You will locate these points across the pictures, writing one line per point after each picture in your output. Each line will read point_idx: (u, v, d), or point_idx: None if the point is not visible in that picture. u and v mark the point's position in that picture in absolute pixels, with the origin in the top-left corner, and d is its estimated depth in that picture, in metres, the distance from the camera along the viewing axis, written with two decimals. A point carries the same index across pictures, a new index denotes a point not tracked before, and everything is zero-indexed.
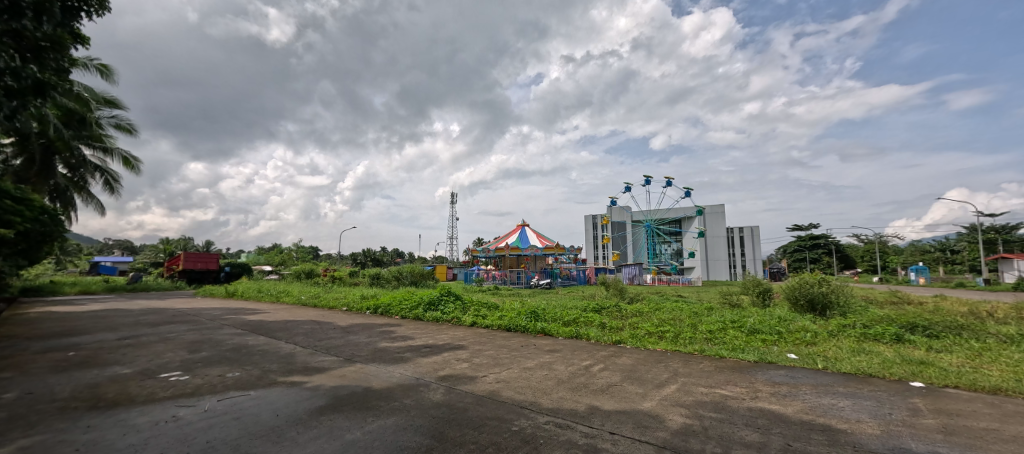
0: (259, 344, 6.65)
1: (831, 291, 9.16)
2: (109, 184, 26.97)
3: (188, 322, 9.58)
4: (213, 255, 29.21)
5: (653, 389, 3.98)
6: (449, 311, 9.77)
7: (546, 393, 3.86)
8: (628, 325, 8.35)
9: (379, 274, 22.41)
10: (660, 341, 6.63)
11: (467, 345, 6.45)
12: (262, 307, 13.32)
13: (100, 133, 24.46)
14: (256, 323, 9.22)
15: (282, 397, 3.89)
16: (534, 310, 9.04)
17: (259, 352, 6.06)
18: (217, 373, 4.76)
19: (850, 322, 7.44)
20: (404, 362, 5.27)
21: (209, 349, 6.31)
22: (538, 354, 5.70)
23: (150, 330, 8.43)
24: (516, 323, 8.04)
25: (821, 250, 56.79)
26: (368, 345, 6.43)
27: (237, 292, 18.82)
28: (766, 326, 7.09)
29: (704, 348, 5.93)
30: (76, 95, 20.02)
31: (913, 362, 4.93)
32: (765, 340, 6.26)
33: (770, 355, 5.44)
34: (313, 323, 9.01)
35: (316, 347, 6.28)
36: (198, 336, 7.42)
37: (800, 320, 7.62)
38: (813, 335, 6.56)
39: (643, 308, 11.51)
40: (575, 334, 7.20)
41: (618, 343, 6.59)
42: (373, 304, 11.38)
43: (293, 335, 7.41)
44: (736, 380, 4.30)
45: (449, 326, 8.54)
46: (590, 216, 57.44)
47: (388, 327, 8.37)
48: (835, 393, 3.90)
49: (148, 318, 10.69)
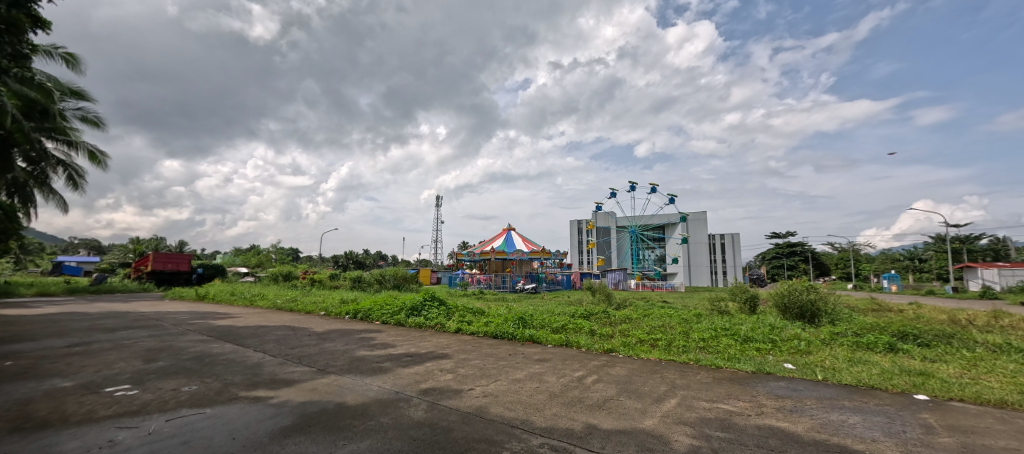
0: (224, 352, 6.18)
1: (819, 298, 9.11)
2: (73, 180, 25.59)
3: (150, 327, 8.97)
4: (185, 256, 28.01)
5: (652, 404, 3.69)
6: (433, 316, 9.35)
7: (539, 410, 3.54)
8: (618, 333, 8.09)
9: (360, 278, 21.71)
10: (652, 350, 6.39)
11: (451, 353, 6.08)
12: (233, 311, 12.63)
13: (64, 125, 23.15)
14: (225, 328, 8.65)
15: (242, 417, 3.48)
16: (521, 316, 8.71)
17: (224, 361, 5.59)
18: (171, 387, 4.30)
19: (841, 330, 7.33)
20: (382, 373, 4.89)
21: (168, 357, 5.82)
22: (527, 364, 5.38)
23: (104, 336, 7.81)
24: (503, 330, 7.70)
25: (798, 257, 58.08)
26: (345, 353, 6.00)
27: (208, 295, 17.92)
28: (758, 334, 6.91)
29: (699, 358, 5.69)
30: (38, 85, 18.91)
31: (912, 373, 4.76)
32: (760, 349, 6.05)
33: (767, 365, 5.22)
34: (287, 329, 8.50)
35: (287, 356, 5.83)
36: (158, 344, 6.86)
37: (791, 328, 7.48)
38: (806, 343, 6.41)
39: (631, 314, 11.32)
40: (565, 341, 6.91)
41: (609, 352, 6.31)
42: (353, 308, 10.87)
43: (264, 342, 6.92)
44: (738, 393, 4.04)
45: (433, 333, 8.14)
46: (575, 222, 57.56)
47: (368, 333, 7.92)
48: (842, 407, 3.67)
49: (106, 322, 9.96)
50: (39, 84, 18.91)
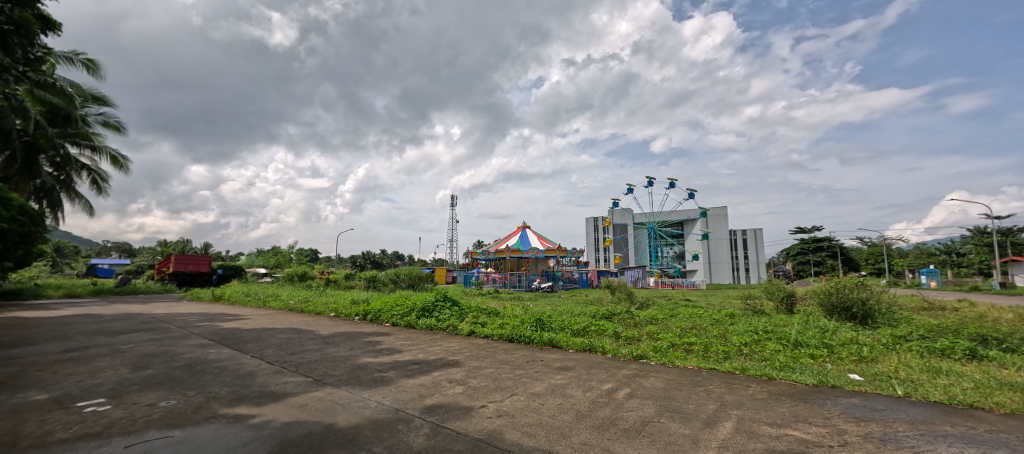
0: (220, 359, 5.73)
1: (870, 296, 8.22)
2: (98, 184, 26.17)
3: (155, 330, 8.66)
4: (205, 258, 28.36)
5: (704, 430, 3.01)
6: (444, 318, 8.81)
7: (565, 436, 2.91)
8: (646, 335, 7.38)
9: (374, 277, 21.36)
10: (689, 356, 5.68)
11: (463, 361, 5.49)
12: (245, 312, 12.38)
13: (87, 131, 23.50)
14: (229, 331, 8.26)
15: (213, 442, 2.93)
16: (538, 317, 8.06)
17: (216, 369, 5.13)
18: (147, 402, 3.81)
19: (904, 333, 6.49)
20: (383, 385, 4.31)
21: (158, 365, 5.39)
22: (547, 374, 4.74)
23: (106, 340, 7.51)
24: (519, 333, 7.09)
25: (824, 253, 55.90)
26: (346, 361, 5.47)
27: (223, 296, 17.85)
28: (810, 338, 6.11)
29: (745, 365, 5.00)
30: (59, 90, 19.14)
31: (1015, 387, 3.98)
32: (815, 356, 5.31)
33: (830, 377, 4.50)
34: (292, 332, 8.05)
35: (285, 363, 5.35)
36: (155, 349, 6.47)
37: (844, 330, 6.67)
38: (868, 349, 5.63)
39: (656, 314, 10.53)
40: (588, 346, 6.26)
41: (639, 359, 5.62)
42: (362, 309, 10.42)
43: (264, 347, 6.46)
44: (806, 415, 3.38)
45: (444, 336, 7.57)
46: (590, 219, 56.20)
47: (375, 337, 7.40)
48: (947, 436, 2.95)
49: (114, 324, 9.73)
50: (60, 88, 19.12)
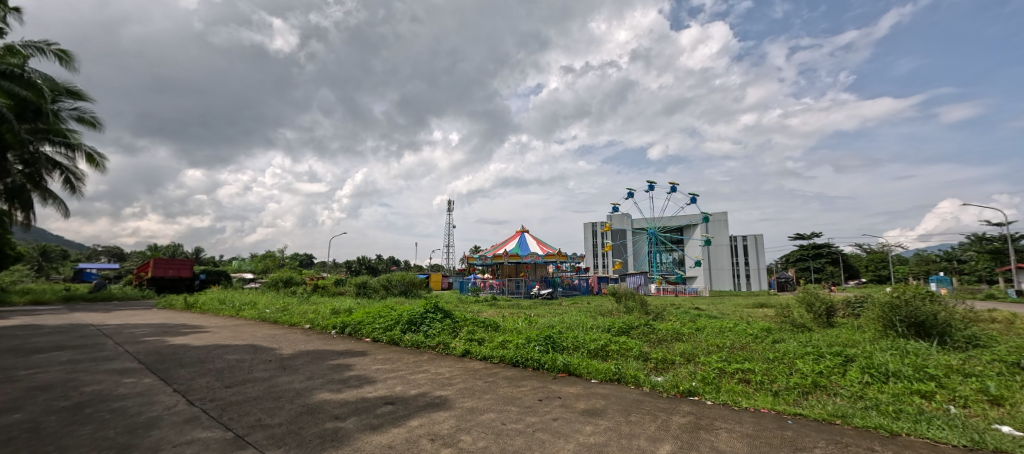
0: (129, 394, 4.28)
1: (944, 311, 6.89)
2: (71, 183, 24.47)
3: (82, 348, 7.11)
4: (186, 261, 26.56)
5: None
6: (434, 333, 7.36)
7: None
8: (681, 356, 5.99)
9: (364, 283, 19.86)
10: (754, 392, 4.31)
11: (452, 399, 4.07)
12: (209, 323, 10.86)
13: (62, 126, 21.92)
14: (171, 350, 6.77)
15: None
16: (549, 333, 6.61)
17: (109, 413, 3.66)
18: None
19: (1014, 359, 5.14)
20: (332, 447, 2.89)
21: (34, 406, 3.90)
22: (571, 426, 3.32)
23: (12, 362, 6.01)
24: (524, 355, 5.70)
25: (825, 260, 54.95)
26: (297, 399, 4.03)
27: (197, 304, 16.27)
28: (903, 365, 4.77)
29: (842, 409, 3.67)
30: (29, 81, 17.29)
31: None
32: (931, 397, 3.95)
33: (981, 432, 3.17)
34: (248, 351, 6.61)
35: (210, 404, 3.90)
36: (54, 378, 4.97)
37: (939, 355, 5.28)
38: (990, 382, 4.27)
39: (680, 328, 9.14)
40: (615, 376, 4.86)
41: (688, 396, 4.24)
42: (341, 322, 9.00)
43: (199, 374, 5.02)
44: None
45: (432, 357, 6.18)
46: (589, 223, 54.96)
47: (346, 359, 5.95)
48: None
49: (45, 339, 8.17)
50: (29, 79, 17.26)
